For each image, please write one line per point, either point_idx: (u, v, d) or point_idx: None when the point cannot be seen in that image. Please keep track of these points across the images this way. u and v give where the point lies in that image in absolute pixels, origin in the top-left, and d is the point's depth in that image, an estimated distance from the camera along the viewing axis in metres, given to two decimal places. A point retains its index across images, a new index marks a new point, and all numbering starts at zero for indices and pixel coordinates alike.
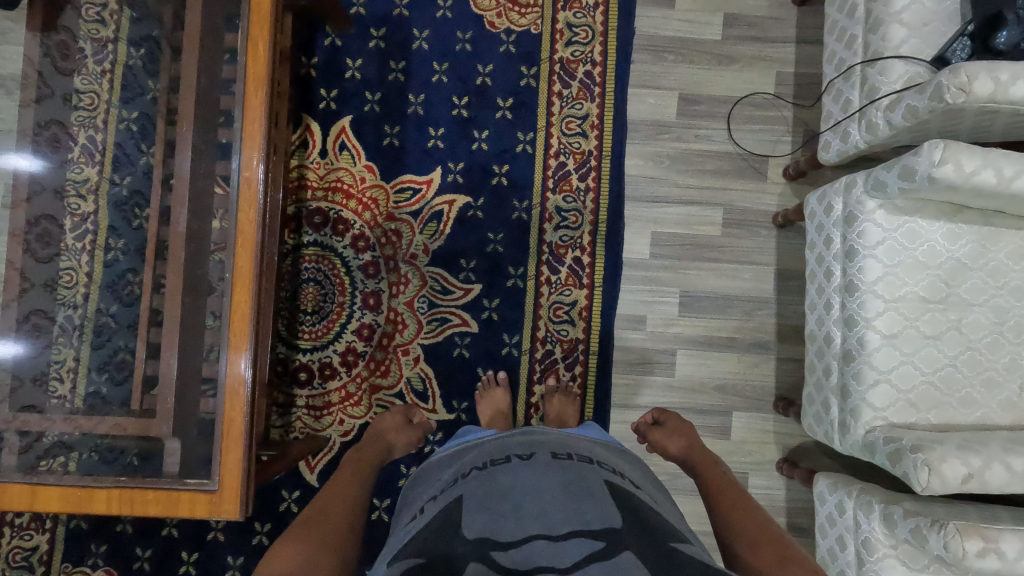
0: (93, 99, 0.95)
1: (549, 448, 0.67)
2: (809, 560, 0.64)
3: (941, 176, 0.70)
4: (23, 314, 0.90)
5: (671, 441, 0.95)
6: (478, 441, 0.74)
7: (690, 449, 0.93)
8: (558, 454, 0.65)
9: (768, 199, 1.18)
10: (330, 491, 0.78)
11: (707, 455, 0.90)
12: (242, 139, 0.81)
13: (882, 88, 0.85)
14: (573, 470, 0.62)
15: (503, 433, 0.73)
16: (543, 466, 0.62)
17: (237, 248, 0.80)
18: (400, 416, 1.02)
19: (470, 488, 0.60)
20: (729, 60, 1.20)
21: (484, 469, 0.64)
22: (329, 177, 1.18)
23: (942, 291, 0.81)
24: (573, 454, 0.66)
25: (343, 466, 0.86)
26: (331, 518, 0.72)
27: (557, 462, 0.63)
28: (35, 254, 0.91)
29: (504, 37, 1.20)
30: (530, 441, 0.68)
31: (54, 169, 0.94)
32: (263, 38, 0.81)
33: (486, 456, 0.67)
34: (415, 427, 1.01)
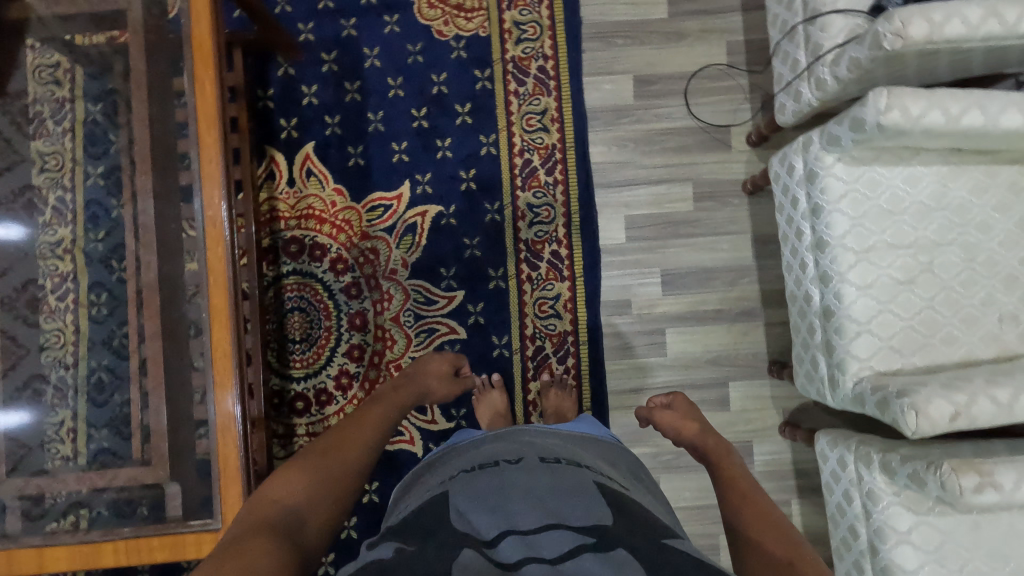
0: (58, 159, 0.96)
1: (537, 453, 0.67)
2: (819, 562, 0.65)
3: (889, 123, 0.70)
4: (22, 381, 0.91)
5: (686, 425, 0.93)
6: (468, 443, 0.75)
7: (702, 437, 0.91)
8: (545, 457, 0.66)
9: (735, 167, 1.19)
10: (351, 424, 0.82)
11: (722, 446, 0.88)
12: (201, 180, 0.81)
13: (825, 44, 0.85)
14: (562, 472, 0.62)
15: (491, 436, 0.74)
16: (532, 468, 0.63)
17: (210, 287, 0.81)
18: (449, 363, 0.99)
19: (459, 490, 0.60)
20: (679, 36, 1.20)
21: (473, 471, 0.64)
22: (300, 206, 1.19)
23: (909, 235, 0.82)
24: (561, 458, 0.66)
25: (377, 398, 0.90)
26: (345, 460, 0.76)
27: (544, 464, 0.64)
28: (27, 319, 0.93)
29: (454, 44, 1.21)
30: (518, 446, 0.69)
31: (32, 235, 0.95)
32: (208, 78, 0.82)
33: (476, 460, 0.68)
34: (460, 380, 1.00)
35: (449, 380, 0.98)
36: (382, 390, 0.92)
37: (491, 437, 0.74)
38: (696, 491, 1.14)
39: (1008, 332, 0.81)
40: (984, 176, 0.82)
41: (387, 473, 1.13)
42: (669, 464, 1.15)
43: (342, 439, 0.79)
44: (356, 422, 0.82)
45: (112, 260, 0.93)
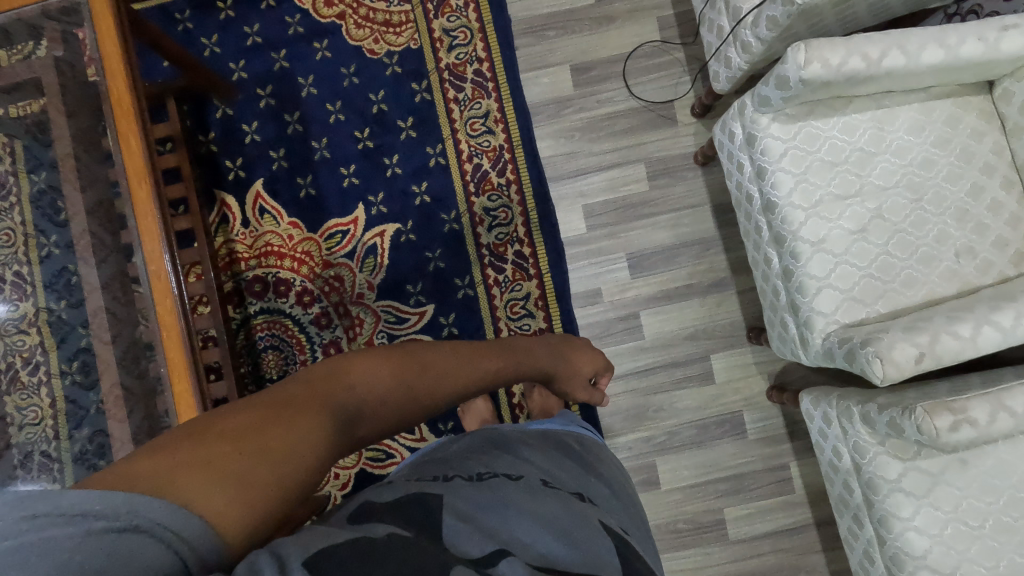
0: (9, 234, 0.94)
1: (538, 475, 0.62)
2: None
3: (811, 77, 0.70)
4: (17, 459, 0.91)
5: None
6: (466, 445, 0.69)
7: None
8: (547, 482, 0.61)
9: (684, 141, 1.18)
10: (462, 353, 0.70)
11: None
12: (140, 235, 0.81)
13: (744, 7, 0.85)
14: (565, 502, 0.57)
15: (486, 444, 0.69)
16: (536, 491, 0.57)
17: (164, 341, 0.80)
18: (595, 365, 0.90)
19: (455, 492, 0.53)
20: (609, 19, 1.20)
21: (467, 476, 0.58)
22: (258, 245, 1.18)
23: (854, 183, 0.81)
24: (562, 487, 0.61)
25: (505, 349, 0.77)
26: (438, 384, 0.64)
27: (546, 490, 0.58)
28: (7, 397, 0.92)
29: (387, 61, 1.20)
30: (516, 462, 0.64)
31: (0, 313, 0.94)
32: (132, 133, 0.82)
33: (469, 465, 0.62)
34: (595, 389, 0.91)
35: (585, 380, 0.90)
36: (509, 344, 0.79)
37: (490, 444, 0.69)
38: (694, 468, 1.13)
39: (966, 266, 0.80)
40: (919, 114, 0.82)
41: None
42: (663, 445, 1.14)
43: (446, 365, 0.67)
44: (467, 356, 0.70)
45: (80, 328, 0.91)
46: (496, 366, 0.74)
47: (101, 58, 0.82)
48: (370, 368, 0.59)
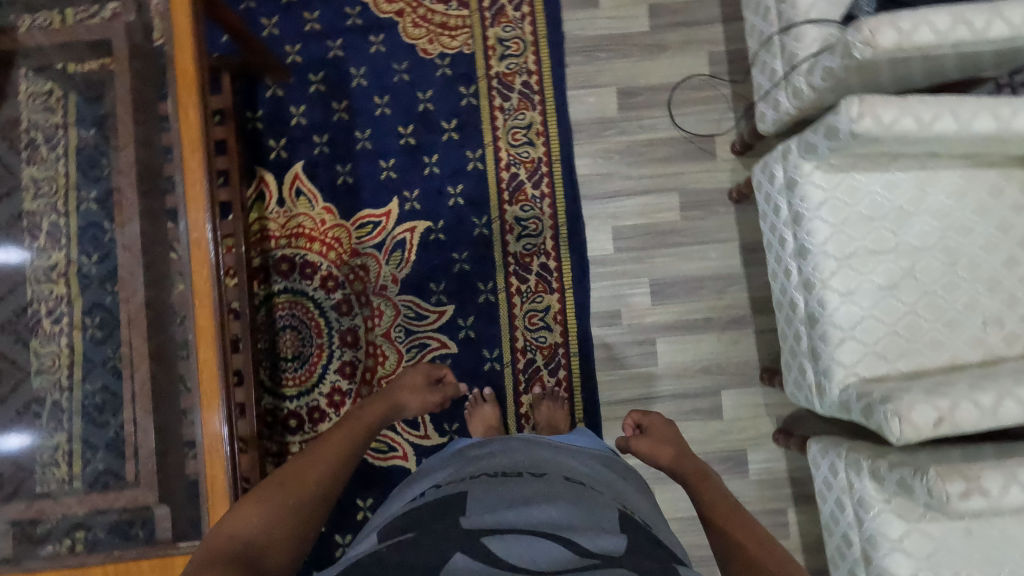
0: (52, 184, 0.98)
1: (561, 471, 0.67)
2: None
3: (862, 131, 0.71)
4: (23, 404, 0.93)
5: (662, 452, 0.92)
6: (492, 443, 0.75)
7: (679, 460, 0.91)
8: (570, 477, 0.66)
9: (721, 176, 1.19)
10: (313, 452, 0.80)
11: (700, 466, 0.89)
12: (186, 203, 0.83)
13: (800, 54, 0.86)
14: (585, 494, 0.62)
15: (515, 442, 0.75)
16: (555, 487, 0.63)
17: (196, 309, 0.82)
18: (425, 374, 1.00)
19: (478, 489, 0.62)
20: (661, 48, 1.22)
21: (494, 476, 0.65)
22: (290, 225, 1.20)
23: (890, 240, 0.82)
24: (584, 482, 0.66)
25: (344, 423, 0.87)
26: (305, 483, 0.75)
27: (568, 484, 0.64)
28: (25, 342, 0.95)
29: (439, 62, 1.22)
30: (542, 461, 0.70)
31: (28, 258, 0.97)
32: (192, 104, 0.84)
33: (498, 464, 0.68)
34: (435, 392, 1.00)
35: (428, 390, 0.99)
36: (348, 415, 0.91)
37: (517, 441, 0.75)
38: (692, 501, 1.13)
39: (992, 336, 0.81)
40: (963, 180, 0.83)
41: (381, 489, 1.14)
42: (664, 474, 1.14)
43: (307, 462, 0.78)
44: (318, 447, 0.82)
45: (107, 283, 0.93)
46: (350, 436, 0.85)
47: (171, 28, 0.85)
48: (245, 513, 0.68)
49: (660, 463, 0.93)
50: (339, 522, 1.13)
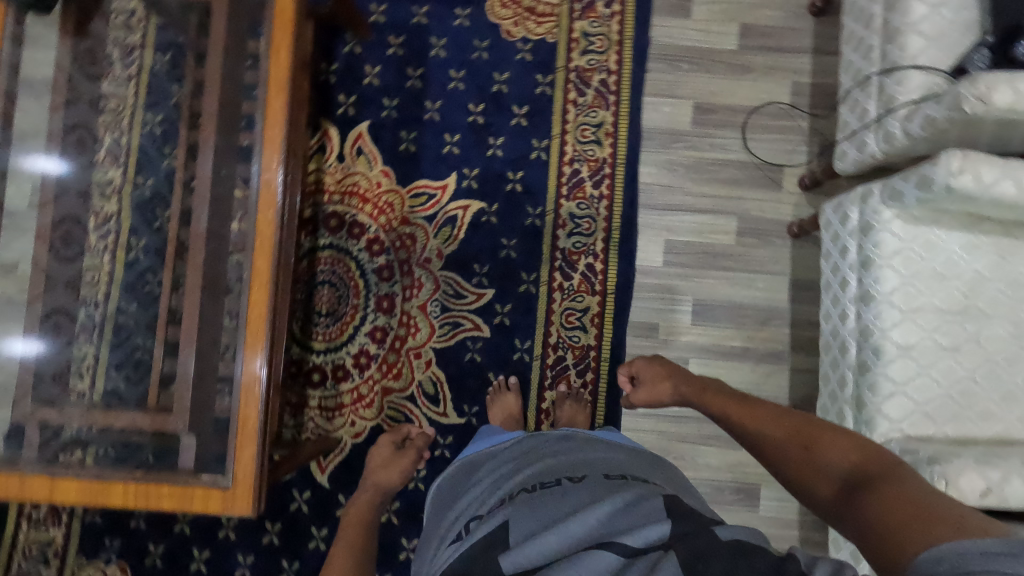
0: (118, 103, 1.01)
1: (600, 470, 0.65)
2: (837, 437, 0.65)
3: (959, 186, 0.70)
4: (46, 312, 0.93)
5: (663, 389, 0.89)
6: (526, 451, 0.72)
7: (681, 389, 0.88)
8: (609, 475, 0.64)
9: (783, 209, 1.18)
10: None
11: (695, 379, 0.88)
12: (263, 143, 0.84)
13: (900, 98, 0.84)
14: (627, 488, 0.60)
15: (549, 446, 0.72)
16: (596, 489, 0.60)
17: (255, 248, 0.82)
18: (387, 446, 1.05)
19: (517, 510, 0.58)
20: (745, 69, 1.20)
21: (534, 492, 0.62)
22: (346, 182, 1.20)
23: (960, 301, 0.80)
24: (625, 475, 0.64)
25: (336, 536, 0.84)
26: None
27: (608, 483, 0.61)
28: (58, 253, 0.94)
29: (520, 46, 1.21)
30: (580, 461, 0.67)
31: (80, 171, 0.98)
32: (285, 46, 0.84)
33: (534, 473, 0.66)
34: (406, 451, 1.04)
35: (395, 456, 1.03)
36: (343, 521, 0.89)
37: (561, 442, 0.72)
38: None
39: None
40: None
41: None
42: None
43: None
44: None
45: (154, 208, 1.00)
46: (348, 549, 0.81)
47: None
48: None
49: (665, 402, 0.90)
50: (346, 481, 1.15)
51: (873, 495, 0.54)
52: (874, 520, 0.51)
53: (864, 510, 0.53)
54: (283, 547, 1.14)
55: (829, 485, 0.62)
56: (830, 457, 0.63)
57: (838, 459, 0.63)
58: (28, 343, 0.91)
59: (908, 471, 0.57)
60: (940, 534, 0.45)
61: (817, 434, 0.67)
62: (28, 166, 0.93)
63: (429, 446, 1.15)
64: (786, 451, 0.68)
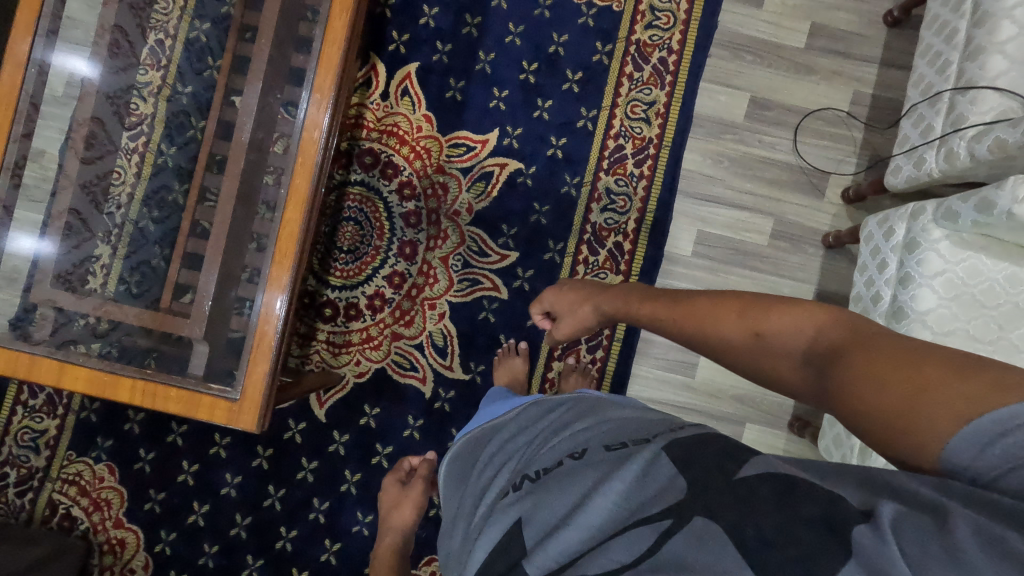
0: (168, 4, 0.97)
1: (601, 440, 0.56)
2: (772, 303, 0.58)
3: (1021, 214, 0.68)
4: (60, 210, 0.89)
5: (583, 314, 0.85)
6: (531, 436, 0.64)
7: (600, 305, 0.83)
8: (611, 444, 0.54)
9: (822, 217, 1.16)
10: None
11: (617, 294, 0.81)
12: (319, 62, 0.82)
13: (970, 118, 0.82)
14: (629, 455, 0.51)
15: (553, 424, 0.64)
16: (596, 464, 0.51)
17: (296, 167, 0.81)
18: (394, 485, 1.08)
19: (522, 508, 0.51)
20: (808, 70, 1.17)
21: (535, 483, 0.54)
22: (386, 121, 1.17)
23: (993, 332, 0.79)
24: (628, 440, 0.54)
25: None
26: None
27: (607, 454, 0.52)
28: (79, 154, 0.90)
29: (585, 10, 1.18)
30: (579, 435, 0.58)
31: (109, 75, 0.92)
32: None
33: (535, 460, 0.58)
34: (412, 485, 1.07)
35: (404, 491, 1.07)
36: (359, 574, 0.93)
37: (564, 420, 0.64)
38: None
39: None
40: None
41: (391, 402, 1.15)
42: None
43: None
44: None
45: (193, 120, 0.96)
46: None
47: None
48: None
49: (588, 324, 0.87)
50: (342, 419, 1.15)
51: (841, 368, 0.48)
52: (858, 397, 0.45)
53: (841, 388, 0.47)
54: (271, 473, 1.14)
55: (786, 361, 0.55)
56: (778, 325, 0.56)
57: (788, 329, 0.55)
58: (40, 242, 0.88)
59: (871, 327, 0.50)
60: (950, 406, 0.40)
61: (757, 312, 0.59)
62: (58, 63, 0.88)
63: (429, 397, 1.15)
64: (726, 338, 0.61)
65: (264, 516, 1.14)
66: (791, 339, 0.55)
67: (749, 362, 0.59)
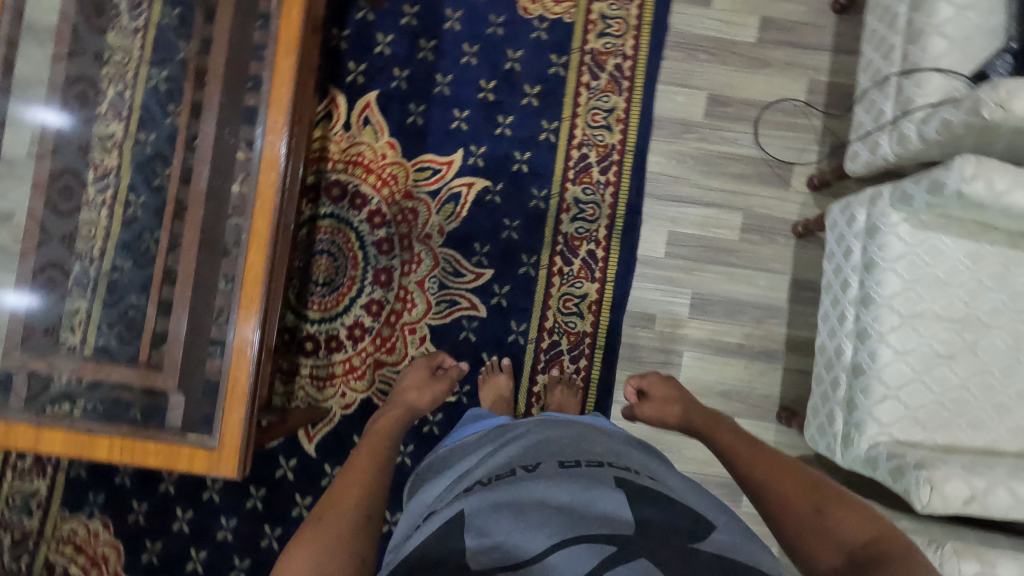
0: (125, 56, 0.97)
1: (555, 457, 0.68)
2: (845, 499, 0.62)
3: (970, 193, 0.69)
4: (39, 265, 0.92)
5: (669, 411, 0.93)
6: (487, 451, 0.73)
7: (686, 415, 0.90)
8: (563, 462, 0.66)
9: (789, 207, 1.17)
10: (342, 481, 0.73)
11: (710, 415, 0.87)
12: (269, 104, 0.82)
13: (917, 100, 0.83)
14: (582, 475, 0.63)
15: (511, 436, 0.75)
16: (552, 475, 0.63)
17: (255, 210, 0.81)
18: (423, 368, 1.04)
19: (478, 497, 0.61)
20: (762, 64, 1.18)
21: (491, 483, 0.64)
22: (350, 151, 1.18)
23: (959, 309, 0.80)
24: (580, 462, 0.67)
25: (364, 441, 0.85)
26: (347, 507, 0.68)
27: (563, 470, 0.64)
28: (56, 207, 0.94)
29: (537, 24, 1.19)
30: (535, 450, 0.70)
31: (81, 126, 0.96)
32: (297, 5, 0.83)
33: (493, 467, 0.68)
34: (439, 377, 1.03)
35: (430, 380, 1.03)
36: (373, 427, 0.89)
37: (520, 434, 0.75)
38: None
39: None
40: None
41: None
42: None
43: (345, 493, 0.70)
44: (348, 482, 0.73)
45: (157, 167, 0.95)
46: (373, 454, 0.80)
47: None
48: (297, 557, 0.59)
49: (669, 424, 0.93)
50: (332, 452, 1.15)
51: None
52: None
53: None
54: (267, 513, 1.14)
55: (831, 550, 0.58)
56: (838, 517, 0.59)
57: (848, 527, 0.58)
58: (23, 297, 0.90)
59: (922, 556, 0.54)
60: None
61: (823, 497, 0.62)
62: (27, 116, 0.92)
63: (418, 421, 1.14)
64: (785, 501, 0.65)
65: (263, 557, 1.13)
66: (846, 534, 0.58)
67: (798, 534, 0.61)
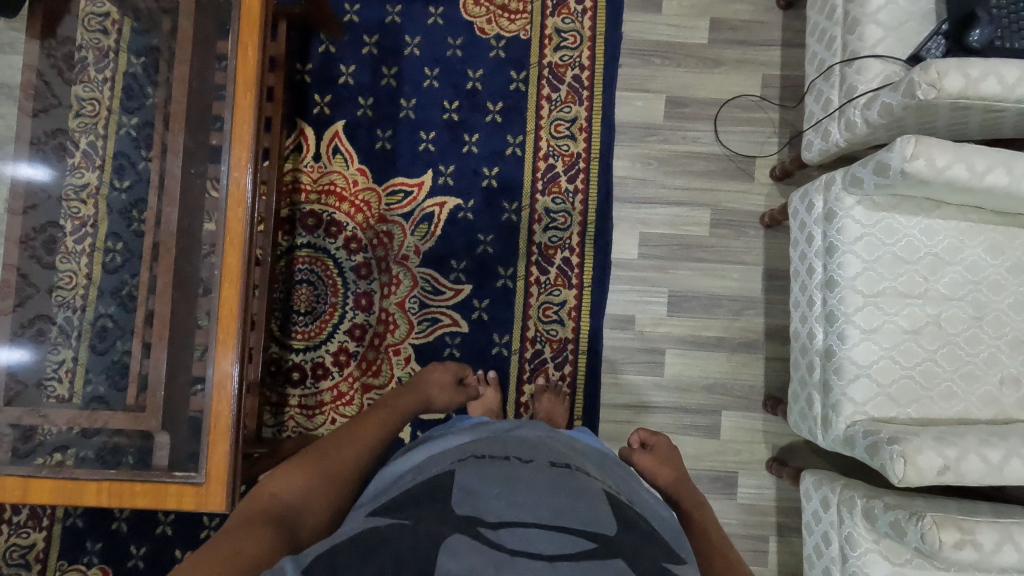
0: (94, 106, 0.99)
1: (548, 457, 0.69)
2: None
3: (913, 171, 0.71)
4: (28, 319, 0.93)
5: (664, 471, 0.91)
6: (483, 433, 0.75)
7: (678, 485, 0.90)
8: (556, 461, 0.68)
9: (756, 199, 1.19)
10: (350, 430, 0.83)
11: (698, 497, 0.89)
12: (231, 143, 0.84)
13: (860, 87, 0.86)
14: (572, 478, 0.64)
15: (513, 427, 0.77)
16: (543, 470, 0.64)
17: (226, 246, 0.83)
18: (453, 374, 1.02)
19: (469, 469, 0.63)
20: (716, 63, 1.21)
21: (482, 459, 0.66)
22: (322, 181, 1.20)
23: (920, 284, 0.82)
24: (570, 466, 0.68)
25: (382, 407, 0.89)
26: (347, 456, 0.78)
27: (552, 468, 0.65)
28: (40, 260, 0.95)
29: (494, 43, 1.22)
30: (532, 446, 0.71)
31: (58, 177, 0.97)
32: (252, 45, 0.85)
33: (488, 448, 0.70)
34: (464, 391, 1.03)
35: (455, 386, 1.01)
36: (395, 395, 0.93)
37: (521, 428, 0.77)
38: None
39: (1006, 395, 0.82)
40: (1002, 237, 0.83)
41: None
42: None
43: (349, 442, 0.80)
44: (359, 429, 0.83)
45: (133, 213, 0.95)
46: (384, 421, 0.86)
47: None
48: (289, 478, 0.72)
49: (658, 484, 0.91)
50: None
51: None
52: None
53: None
54: None
55: None
56: None
57: None
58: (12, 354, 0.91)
59: None
60: None
61: None
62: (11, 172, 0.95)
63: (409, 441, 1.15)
64: None
65: None
66: None
67: None
